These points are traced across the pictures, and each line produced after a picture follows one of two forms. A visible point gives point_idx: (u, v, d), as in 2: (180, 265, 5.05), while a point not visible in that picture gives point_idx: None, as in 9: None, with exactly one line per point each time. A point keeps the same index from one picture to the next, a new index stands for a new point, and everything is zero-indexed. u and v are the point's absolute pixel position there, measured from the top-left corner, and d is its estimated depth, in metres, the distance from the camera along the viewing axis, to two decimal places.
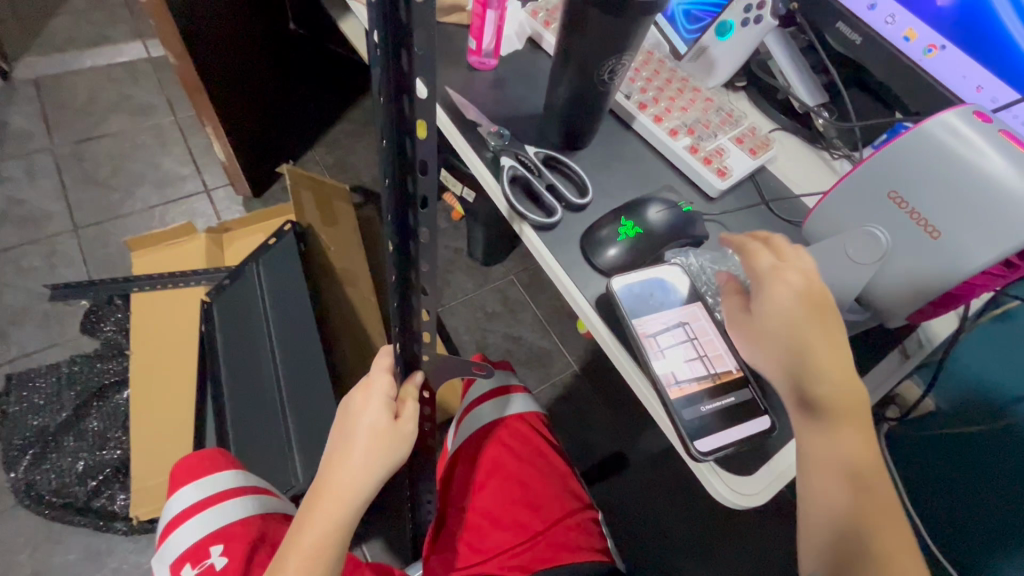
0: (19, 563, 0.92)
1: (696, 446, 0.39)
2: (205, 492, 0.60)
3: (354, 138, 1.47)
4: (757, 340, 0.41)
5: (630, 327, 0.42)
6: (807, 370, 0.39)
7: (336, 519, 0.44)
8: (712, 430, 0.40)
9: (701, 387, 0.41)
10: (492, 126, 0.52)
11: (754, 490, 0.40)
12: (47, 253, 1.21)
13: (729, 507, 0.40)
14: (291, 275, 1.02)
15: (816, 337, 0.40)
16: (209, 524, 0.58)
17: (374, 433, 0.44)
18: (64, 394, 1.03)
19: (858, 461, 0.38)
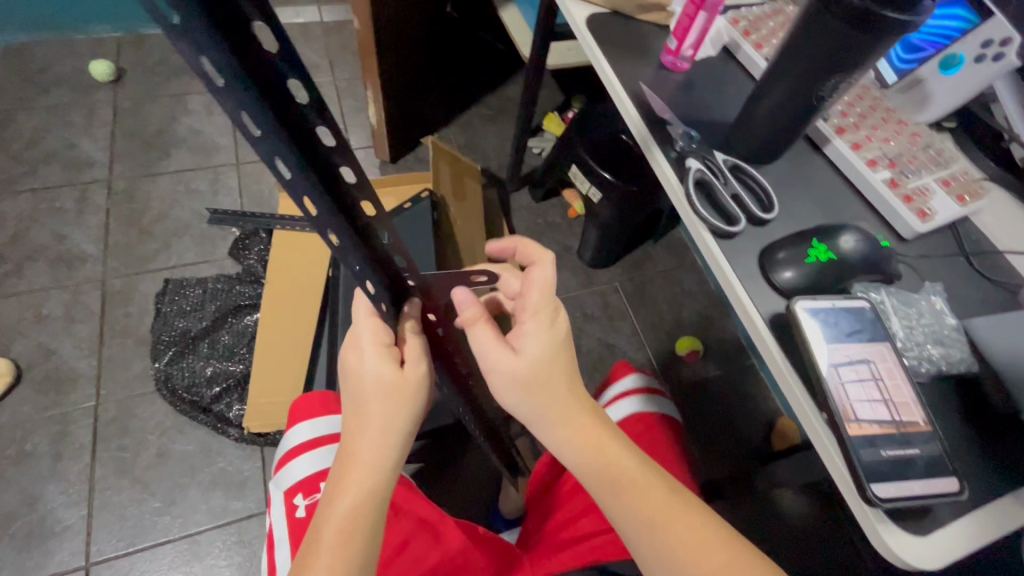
0: (146, 443, 1.02)
1: (872, 489, 0.37)
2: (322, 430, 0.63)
3: (488, 123, 1.53)
4: (507, 351, 0.46)
5: (810, 352, 0.41)
6: (568, 404, 0.46)
7: (367, 482, 0.44)
8: (891, 478, 0.38)
9: (884, 431, 0.39)
10: (680, 127, 0.53)
11: (929, 552, 0.38)
12: (211, 179, 1.35)
13: (897, 565, 0.38)
14: (417, 238, 1.06)
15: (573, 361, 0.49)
16: (324, 459, 0.61)
17: (382, 388, 0.45)
18: (206, 305, 1.16)
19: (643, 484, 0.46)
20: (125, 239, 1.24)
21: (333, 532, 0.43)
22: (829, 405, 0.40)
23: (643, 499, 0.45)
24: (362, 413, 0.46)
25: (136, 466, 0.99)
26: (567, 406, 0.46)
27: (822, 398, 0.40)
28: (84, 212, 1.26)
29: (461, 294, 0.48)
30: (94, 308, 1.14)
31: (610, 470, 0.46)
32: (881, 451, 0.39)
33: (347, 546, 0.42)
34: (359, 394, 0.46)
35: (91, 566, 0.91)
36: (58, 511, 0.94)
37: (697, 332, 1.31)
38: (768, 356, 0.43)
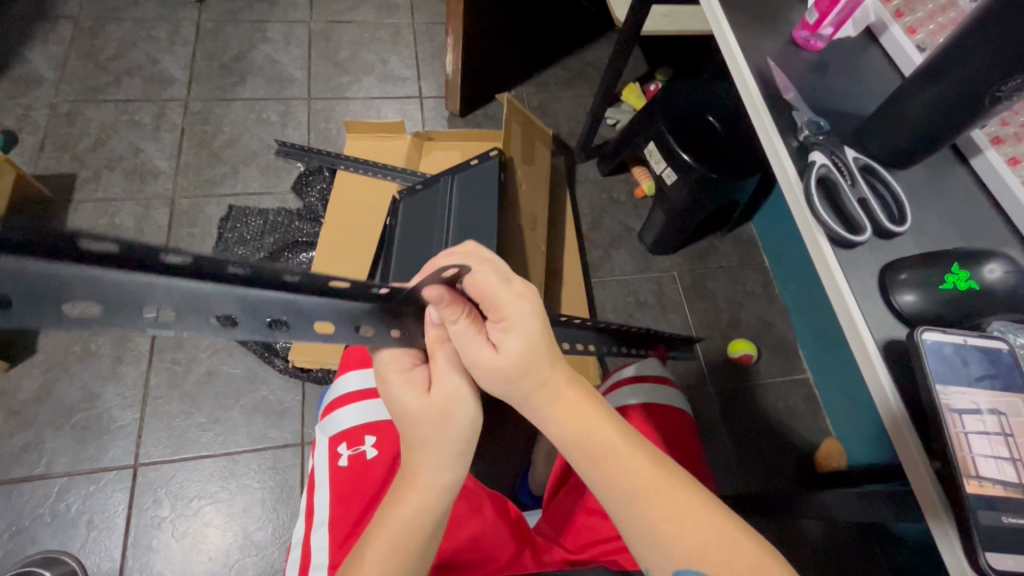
0: (199, 360, 1.06)
1: (987, 559, 0.37)
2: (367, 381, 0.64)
3: (565, 88, 1.46)
4: (489, 349, 0.44)
5: (938, 400, 0.39)
6: (552, 390, 0.45)
7: (416, 503, 0.46)
8: (1008, 548, 0.37)
9: (1007, 494, 0.38)
10: (808, 114, 0.50)
11: None
12: (282, 111, 1.35)
13: None
14: (479, 197, 1.04)
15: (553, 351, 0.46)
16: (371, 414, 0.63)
17: (414, 419, 0.46)
18: (266, 236, 1.18)
19: (649, 491, 0.44)
20: (196, 160, 1.26)
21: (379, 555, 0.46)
22: (946, 455, 0.39)
23: (649, 506, 0.43)
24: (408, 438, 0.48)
25: (187, 381, 1.04)
26: (556, 397, 0.45)
27: (938, 442, 0.39)
28: (160, 129, 1.28)
29: (433, 293, 0.42)
30: (162, 224, 1.18)
31: (608, 464, 0.45)
32: (1002, 516, 0.38)
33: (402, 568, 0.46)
34: (402, 426, 0.48)
35: (138, 466, 0.96)
36: (114, 411, 1.00)
37: (753, 336, 1.25)
38: (880, 394, 0.41)
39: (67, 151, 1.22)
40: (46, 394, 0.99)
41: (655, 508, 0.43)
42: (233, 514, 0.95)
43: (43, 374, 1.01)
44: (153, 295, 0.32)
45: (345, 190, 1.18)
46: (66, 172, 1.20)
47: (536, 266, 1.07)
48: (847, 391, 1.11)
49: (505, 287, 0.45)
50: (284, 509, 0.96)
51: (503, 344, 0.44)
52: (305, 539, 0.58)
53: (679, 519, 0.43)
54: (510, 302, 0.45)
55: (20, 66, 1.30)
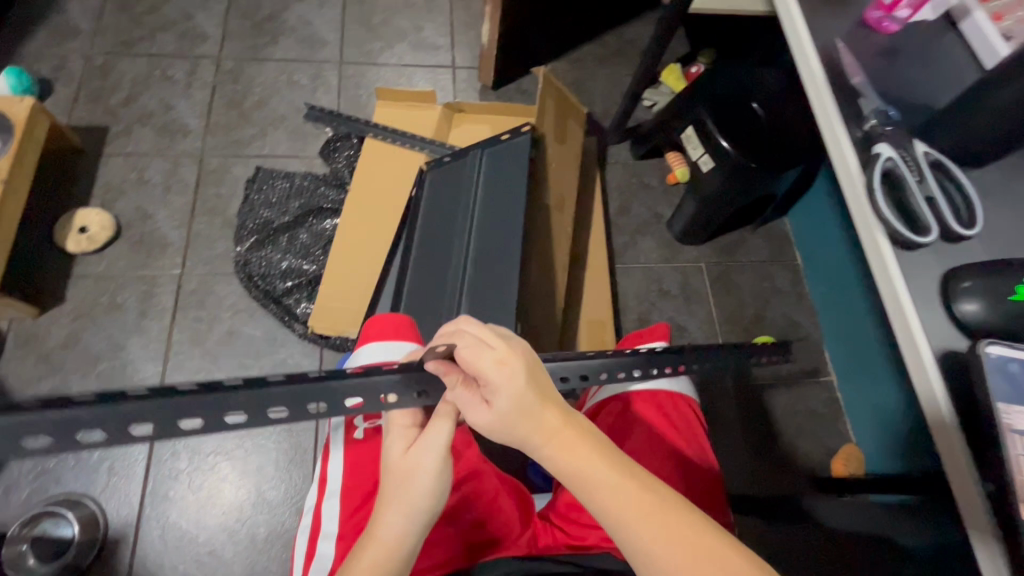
0: (220, 319, 1.07)
1: None
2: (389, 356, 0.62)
3: (602, 66, 1.42)
4: (481, 406, 0.45)
5: (1002, 419, 0.40)
6: (544, 428, 0.43)
7: (373, 561, 0.44)
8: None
9: None
10: (875, 103, 0.49)
11: None
12: (313, 75, 1.33)
13: None
14: (508, 175, 1.01)
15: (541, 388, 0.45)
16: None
17: (389, 472, 0.48)
18: (291, 200, 1.17)
19: (634, 520, 0.41)
20: (225, 120, 1.25)
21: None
22: (1001, 472, 0.40)
23: (646, 529, 0.41)
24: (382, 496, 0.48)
25: (208, 339, 1.05)
26: (550, 431, 0.42)
27: (994, 456, 0.40)
28: (191, 86, 1.28)
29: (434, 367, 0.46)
30: (190, 182, 1.18)
31: (595, 493, 0.42)
32: None
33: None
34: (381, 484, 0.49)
35: None
36: (137, 363, 1.02)
37: (778, 335, 1.21)
38: (933, 409, 0.42)
39: (100, 104, 1.23)
40: (74, 342, 1.02)
41: (638, 534, 0.41)
42: (247, 472, 0.96)
43: (71, 323, 1.03)
44: (227, 404, 0.44)
45: (371, 158, 1.17)
46: (98, 124, 1.21)
47: (562, 247, 1.05)
48: (870, 397, 1.09)
49: (490, 347, 0.46)
50: (297, 471, 0.97)
51: (492, 400, 0.44)
52: (317, 508, 0.59)
53: (661, 545, 0.40)
54: (492, 358, 0.45)
55: (56, 15, 1.29)
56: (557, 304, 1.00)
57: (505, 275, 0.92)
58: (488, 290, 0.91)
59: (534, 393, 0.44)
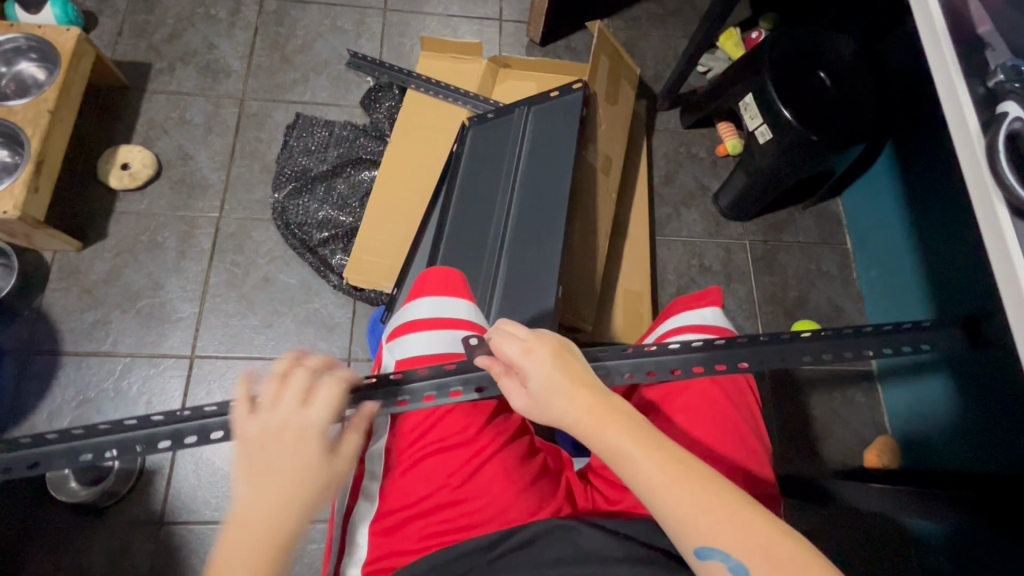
0: (257, 265, 1.07)
1: None
2: (441, 312, 0.58)
3: (657, 27, 1.34)
4: (522, 390, 0.50)
5: None
6: (576, 403, 0.46)
7: (265, 525, 0.43)
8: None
9: None
10: (1004, 57, 0.46)
11: None
12: (357, 20, 1.29)
13: None
14: (554, 135, 0.97)
15: (570, 370, 0.49)
16: (445, 345, 0.57)
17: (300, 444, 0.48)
18: (330, 149, 1.15)
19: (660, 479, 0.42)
20: (268, 63, 1.23)
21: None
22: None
23: (675, 489, 0.41)
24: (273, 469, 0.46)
25: (244, 283, 1.05)
26: (582, 405, 0.46)
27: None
28: (234, 26, 1.25)
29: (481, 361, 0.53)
30: (231, 125, 1.16)
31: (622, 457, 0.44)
32: None
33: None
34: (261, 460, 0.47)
35: (195, 357, 1.00)
36: (175, 302, 1.03)
37: (821, 320, 1.17)
38: None
39: (144, 40, 1.21)
40: (114, 277, 1.03)
41: (666, 495, 0.41)
42: None
43: (113, 258, 1.04)
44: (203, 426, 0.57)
45: (412, 111, 1.14)
46: (142, 61, 1.19)
47: (605, 213, 1.01)
48: (915, 388, 1.04)
49: (515, 334, 0.51)
50: None
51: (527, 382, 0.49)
52: (361, 455, 0.59)
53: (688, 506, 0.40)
54: (520, 344, 0.50)
55: None
56: (596, 271, 0.98)
57: (547, 238, 0.89)
58: (529, 253, 0.89)
59: (564, 371, 0.48)
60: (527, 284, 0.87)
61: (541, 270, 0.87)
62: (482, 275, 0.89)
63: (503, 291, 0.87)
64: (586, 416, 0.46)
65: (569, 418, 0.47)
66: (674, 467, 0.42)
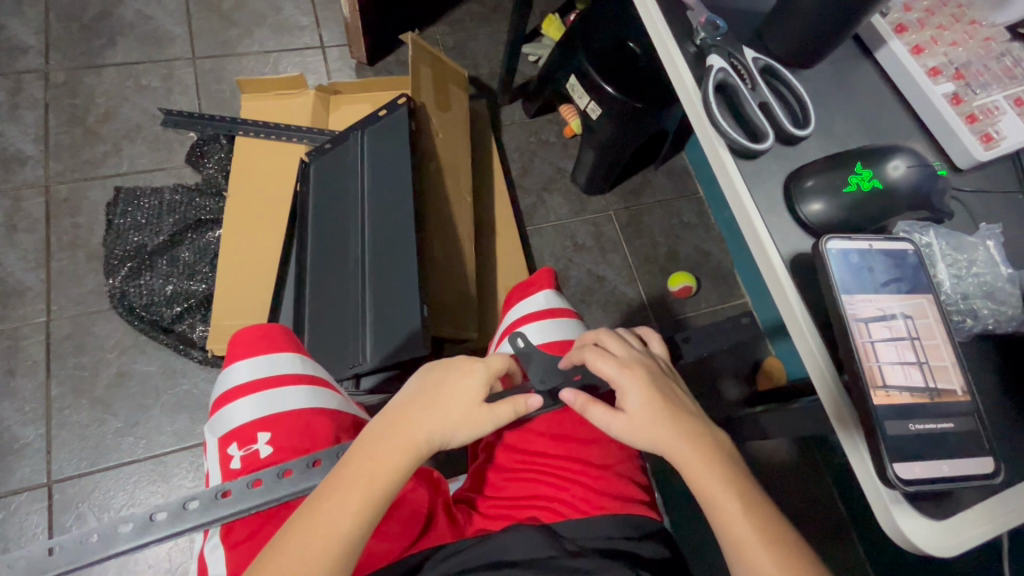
0: (106, 360, 0.96)
1: (896, 471, 0.33)
2: (254, 373, 0.50)
3: (480, 26, 1.36)
4: (615, 412, 0.48)
5: (842, 304, 0.35)
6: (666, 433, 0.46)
7: (396, 466, 0.43)
8: (917, 456, 0.34)
9: (915, 400, 0.35)
10: (703, 14, 0.44)
11: (950, 541, 0.34)
12: (163, 75, 1.20)
13: (913, 552, 0.35)
14: (390, 152, 0.95)
15: (675, 420, 0.47)
16: (264, 406, 0.49)
17: (458, 380, 0.48)
18: (163, 218, 1.06)
19: (701, 466, 0.45)
20: (69, 141, 1.11)
21: (308, 521, 0.40)
22: (855, 365, 0.35)
23: (714, 480, 0.44)
24: (408, 416, 0.45)
25: (96, 385, 0.95)
26: (663, 428, 0.46)
27: (847, 358, 0.35)
28: (19, 107, 1.11)
29: None
30: (38, 217, 1.04)
31: (663, 448, 0.46)
32: (910, 423, 0.34)
33: (302, 558, 0.38)
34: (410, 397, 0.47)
35: (54, 484, 0.88)
36: (15, 429, 0.90)
37: (692, 267, 1.24)
38: (779, 295, 0.38)
39: None
40: None
41: (737, 531, 0.42)
42: None
43: None
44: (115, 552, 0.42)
45: (243, 159, 1.07)
46: None
47: (463, 218, 1.01)
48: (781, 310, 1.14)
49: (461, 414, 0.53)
50: None
51: (626, 401, 0.48)
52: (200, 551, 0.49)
53: (748, 516, 0.42)
54: (642, 377, 0.49)
55: None
56: (468, 277, 0.98)
57: (405, 258, 0.87)
58: (390, 277, 0.86)
59: (672, 414, 0.47)
60: (396, 308, 0.84)
61: (404, 290, 0.85)
62: (353, 311, 0.86)
63: (374, 323, 0.84)
64: (657, 446, 0.46)
65: (671, 450, 0.46)
66: (725, 469, 0.45)
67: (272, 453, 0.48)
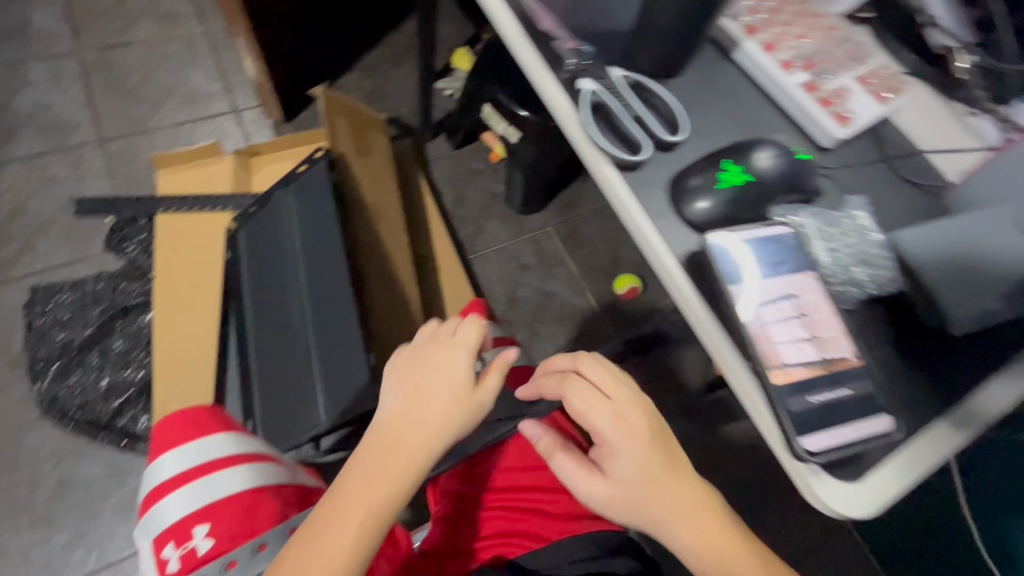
0: (43, 473, 0.91)
1: (802, 445, 0.36)
2: (184, 463, 0.47)
3: (394, 67, 1.37)
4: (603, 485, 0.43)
5: (729, 295, 0.38)
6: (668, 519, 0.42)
7: (384, 498, 0.41)
8: (822, 428, 0.36)
9: (812, 373, 0.37)
10: (570, 41, 0.47)
11: (863, 500, 0.38)
12: (71, 163, 1.16)
13: (833, 516, 0.38)
14: (318, 208, 0.92)
15: (675, 491, 0.43)
16: (197, 498, 0.46)
17: (440, 379, 0.45)
18: (88, 310, 1.01)
19: (709, 544, 0.42)
20: None
21: None
22: (751, 350, 0.37)
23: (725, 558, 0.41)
24: (391, 433, 0.43)
25: (35, 501, 0.89)
26: (666, 511, 0.42)
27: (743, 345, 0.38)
28: None
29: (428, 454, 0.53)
30: None
31: (667, 533, 0.42)
32: (811, 397, 0.37)
33: None
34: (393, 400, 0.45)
35: None
36: None
37: (636, 268, 1.27)
38: (676, 294, 0.40)
39: None
40: None
41: None
42: None
43: None
44: None
45: (168, 237, 1.04)
46: None
47: (401, 259, 1.01)
48: None
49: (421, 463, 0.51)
50: None
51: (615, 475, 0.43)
52: None
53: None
54: (638, 440, 0.43)
55: None
56: (415, 317, 0.98)
57: (346, 311, 0.85)
58: (334, 331, 0.84)
59: (673, 485, 0.43)
60: (343, 364, 0.82)
61: (349, 342, 0.83)
62: (302, 374, 0.84)
63: (325, 382, 0.82)
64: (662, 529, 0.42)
65: (677, 533, 0.42)
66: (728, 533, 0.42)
67: (211, 546, 0.45)
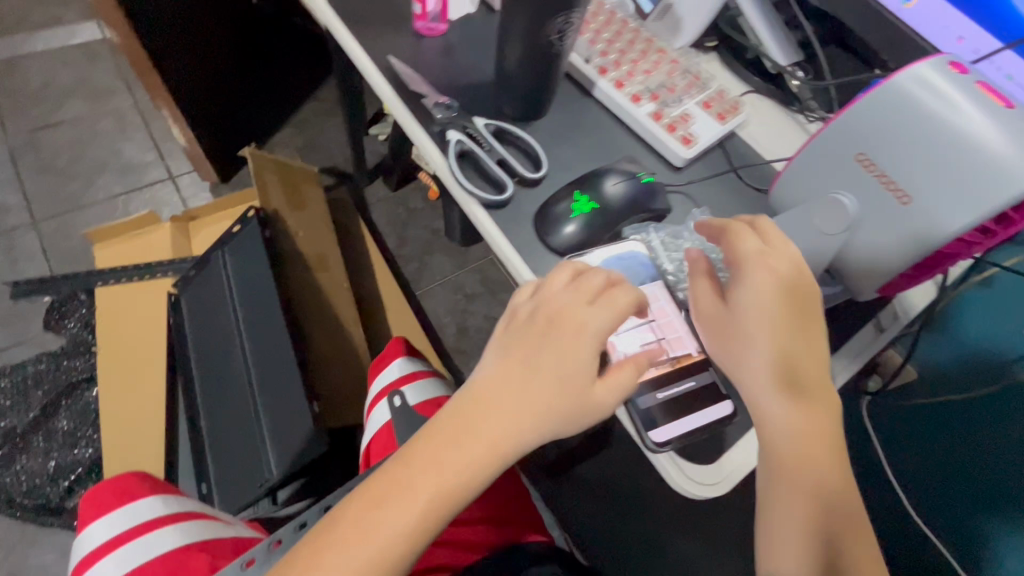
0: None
1: (650, 438, 0.44)
2: (112, 529, 0.50)
3: (326, 118, 1.41)
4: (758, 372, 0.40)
5: None
6: (805, 409, 0.40)
7: (463, 475, 0.37)
8: (668, 421, 0.45)
9: (659, 373, 0.45)
10: (438, 97, 0.52)
11: (714, 480, 0.46)
12: (6, 249, 1.17)
13: (689, 494, 0.46)
14: (253, 265, 0.94)
15: (814, 396, 0.41)
16: (125, 561, 0.48)
17: (565, 350, 0.40)
18: (30, 393, 1.01)
19: (820, 453, 0.40)
20: None
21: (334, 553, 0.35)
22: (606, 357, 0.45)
23: (830, 470, 0.40)
24: (484, 403, 0.39)
25: None
26: (804, 408, 0.40)
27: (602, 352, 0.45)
28: None
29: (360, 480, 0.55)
30: None
31: (798, 433, 0.40)
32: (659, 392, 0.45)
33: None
34: (511, 359, 0.40)
35: None
36: None
37: None
38: None
39: None
40: None
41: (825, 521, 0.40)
42: None
43: None
44: None
45: (108, 311, 1.03)
46: None
47: (342, 303, 1.04)
48: None
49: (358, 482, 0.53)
50: None
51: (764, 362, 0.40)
52: None
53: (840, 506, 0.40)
54: (795, 346, 0.40)
55: None
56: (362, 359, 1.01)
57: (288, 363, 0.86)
58: (278, 383, 0.86)
59: (816, 396, 0.40)
60: (289, 414, 0.84)
61: (292, 393, 0.85)
62: (249, 430, 0.85)
63: (273, 434, 0.83)
64: (792, 428, 0.40)
65: (794, 438, 0.40)
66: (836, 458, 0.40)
67: None
